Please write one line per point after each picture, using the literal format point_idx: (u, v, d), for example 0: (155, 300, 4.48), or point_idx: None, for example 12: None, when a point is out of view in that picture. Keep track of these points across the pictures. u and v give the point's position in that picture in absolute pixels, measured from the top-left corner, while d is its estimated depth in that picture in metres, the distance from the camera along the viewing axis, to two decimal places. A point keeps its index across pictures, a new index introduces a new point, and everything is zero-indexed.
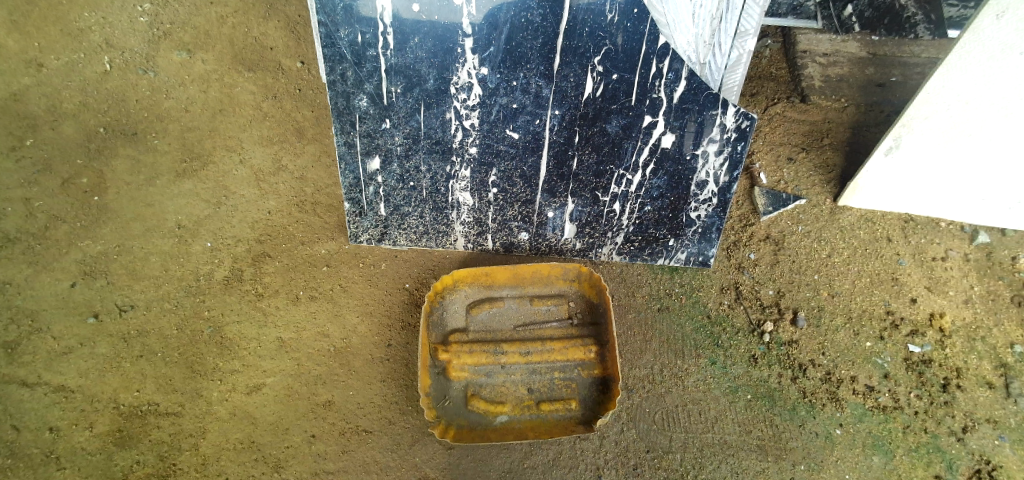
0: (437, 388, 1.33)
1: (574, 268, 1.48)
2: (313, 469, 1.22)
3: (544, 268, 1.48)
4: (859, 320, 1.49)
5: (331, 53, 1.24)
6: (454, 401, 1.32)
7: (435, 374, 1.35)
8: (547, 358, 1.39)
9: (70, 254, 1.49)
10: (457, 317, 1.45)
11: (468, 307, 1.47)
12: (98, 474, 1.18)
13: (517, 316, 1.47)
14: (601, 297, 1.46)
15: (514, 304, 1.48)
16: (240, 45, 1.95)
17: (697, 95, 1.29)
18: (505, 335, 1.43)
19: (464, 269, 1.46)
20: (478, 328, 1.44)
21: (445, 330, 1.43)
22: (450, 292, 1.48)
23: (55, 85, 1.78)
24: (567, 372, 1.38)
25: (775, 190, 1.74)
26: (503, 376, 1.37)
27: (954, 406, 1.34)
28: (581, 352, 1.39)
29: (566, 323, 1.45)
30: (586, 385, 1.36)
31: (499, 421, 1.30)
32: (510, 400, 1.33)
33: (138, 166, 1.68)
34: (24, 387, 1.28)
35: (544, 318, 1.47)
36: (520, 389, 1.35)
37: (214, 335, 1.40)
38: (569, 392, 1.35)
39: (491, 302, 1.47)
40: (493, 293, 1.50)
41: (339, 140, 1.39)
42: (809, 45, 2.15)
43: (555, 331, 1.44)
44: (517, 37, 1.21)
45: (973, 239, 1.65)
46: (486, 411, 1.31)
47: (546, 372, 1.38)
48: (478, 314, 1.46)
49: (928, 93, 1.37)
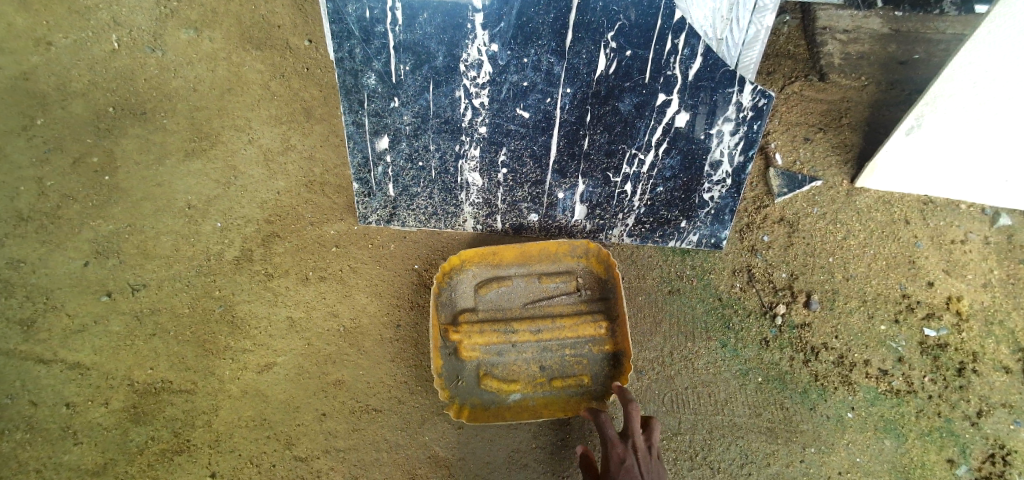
0: (449, 369, 1.33)
1: (581, 244, 1.45)
2: (325, 447, 1.24)
3: (552, 245, 1.44)
4: (874, 304, 1.46)
5: (339, 29, 1.21)
6: (467, 381, 1.32)
7: (446, 355, 1.34)
8: (557, 335, 1.38)
9: (82, 233, 1.50)
10: (465, 297, 1.43)
11: (475, 286, 1.44)
12: (114, 449, 1.21)
13: (526, 294, 1.44)
14: (610, 272, 1.44)
15: (522, 282, 1.46)
16: (247, 23, 1.92)
17: (713, 72, 1.26)
18: (515, 313, 1.41)
19: (470, 249, 1.42)
20: (486, 307, 1.42)
21: (453, 310, 1.41)
22: (457, 272, 1.44)
23: (64, 63, 1.77)
24: (578, 348, 1.37)
25: (790, 172, 1.70)
26: (515, 354, 1.36)
27: (969, 390, 1.33)
28: (591, 328, 1.38)
29: (575, 299, 1.43)
30: (597, 361, 1.36)
31: (513, 398, 1.31)
32: (523, 378, 1.34)
33: (146, 146, 1.67)
34: (40, 364, 1.31)
35: (553, 295, 1.44)
36: (532, 367, 1.35)
37: (226, 313, 1.41)
38: (580, 367, 1.36)
39: (499, 281, 1.44)
40: (501, 272, 1.46)
41: (347, 120, 1.37)
42: (830, 20, 2.08)
43: (564, 307, 1.42)
44: (529, 12, 1.18)
45: (993, 222, 1.61)
46: (500, 390, 1.32)
47: (557, 349, 1.37)
48: (486, 294, 1.43)
49: (954, 70, 1.32)
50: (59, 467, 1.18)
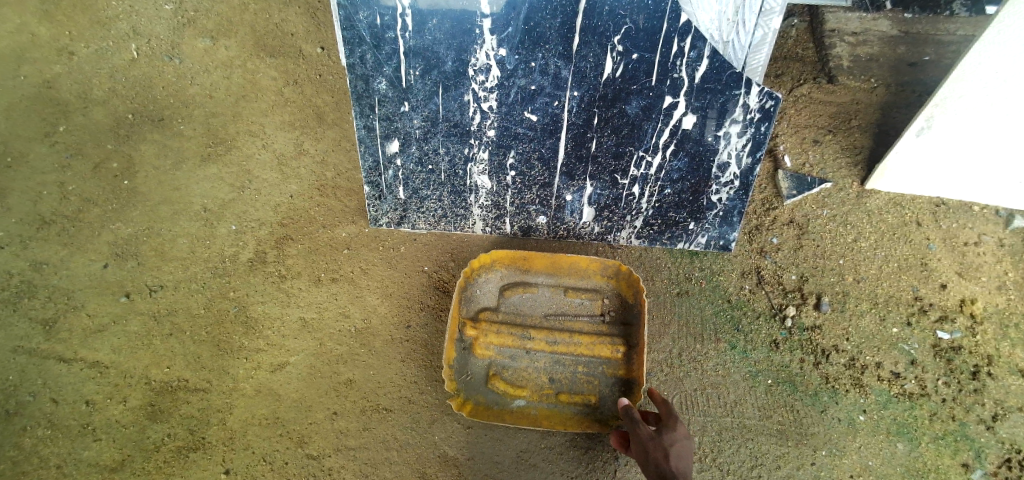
0: (460, 362, 1.35)
1: (612, 264, 1.43)
2: (335, 445, 1.26)
3: (582, 260, 1.44)
4: (886, 306, 1.45)
5: (351, 36, 1.25)
6: (476, 378, 1.34)
7: (460, 349, 1.36)
8: (572, 350, 1.37)
9: (102, 236, 1.55)
10: (489, 297, 1.45)
11: (501, 288, 1.46)
12: (132, 446, 1.24)
13: (549, 304, 1.44)
14: (637, 299, 1.41)
15: (548, 292, 1.46)
16: (262, 31, 1.97)
17: (720, 74, 1.27)
18: (535, 321, 1.42)
19: (502, 250, 1.44)
20: (508, 310, 1.43)
21: (475, 307, 1.43)
22: (485, 270, 1.47)
23: (86, 72, 1.83)
24: (591, 367, 1.36)
25: (799, 174, 1.70)
26: (527, 361, 1.36)
27: (984, 394, 1.31)
28: (607, 350, 1.36)
29: (597, 319, 1.42)
30: (608, 385, 1.34)
31: (517, 404, 1.31)
32: (531, 386, 1.33)
33: (164, 151, 1.72)
34: (61, 363, 1.34)
35: (575, 311, 1.44)
36: (542, 377, 1.34)
37: (240, 314, 1.44)
38: (590, 387, 1.33)
39: (525, 287, 1.45)
40: (528, 278, 1.47)
41: (358, 124, 1.40)
42: (838, 23, 2.08)
43: (585, 325, 1.41)
44: (536, 17, 1.20)
45: (1008, 224, 1.59)
46: (505, 393, 1.32)
47: (570, 365, 1.36)
48: (511, 297, 1.44)
49: (963, 71, 1.32)
50: (79, 464, 1.21)
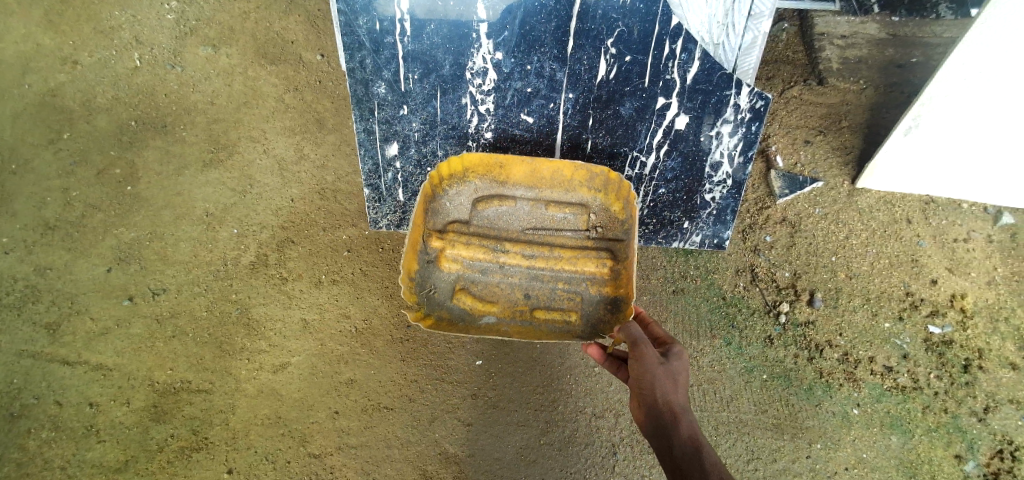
0: (424, 276, 1.21)
1: (601, 173, 1.26)
2: (337, 444, 1.27)
3: (567, 167, 1.26)
4: (878, 301, 1.47)
5: (351, 41, 1.29)
6: (441, 293, 1.20)
7: (423, 261, 1.22)
8: (552, 265, 1.23)
9: (106, 240, 1.57)
10: (459, 209, 1.29)
11: (474, 199, 1.29)
12: (135, 446, 1.26)
13: (527, 218, 1.29)
14: (628, 211, 1.26)
15: (527, 205, 1.29)
16: (263, 39, 2.01)
17: (710, 76, 1.31)
18: (511, 235, 1.27)
19: (475, 156, 1.26)
20: (481, 224, 1.28)
21: (444, 219, 1.28)
22: (457, 182, 1.30)
23: (89, 80, 1.86)
24: (573, 284, 1.22)
25: (792, 174, 1.73)
26: (499, 276, 1.23)
27: (976, 386, 1.33)
28: (592, 265, 1.23)
29: (581, 234, 1.27)
30: (591, 302, 1.20)
31: (485, 320, 1.17)
32: (502, 302, 1.20)
33: (167, 157, 1.74)
34: (65, 366, 1.36)
35: (557, 225, 1.28)
36: (515, 293, 1.21)
37: (242, 316, 1.46)
38: (571, 304, 1.20)
39: (500, 199, 1.29)
40: (505, 190, 1.30)
41: (358, 127, 1.42)
42: (827, 27, 2.12)
43: (567, 240, 1.27)
44: (531, 21, 1.26)
45: (996, 220, 1.62)
46: (473, 308, 1.18)
47: (548, 281, 1.23)
48: (484, 210, 1.28)
49: (949, 70, 1.36)
50: (83, 465, 1.23)
